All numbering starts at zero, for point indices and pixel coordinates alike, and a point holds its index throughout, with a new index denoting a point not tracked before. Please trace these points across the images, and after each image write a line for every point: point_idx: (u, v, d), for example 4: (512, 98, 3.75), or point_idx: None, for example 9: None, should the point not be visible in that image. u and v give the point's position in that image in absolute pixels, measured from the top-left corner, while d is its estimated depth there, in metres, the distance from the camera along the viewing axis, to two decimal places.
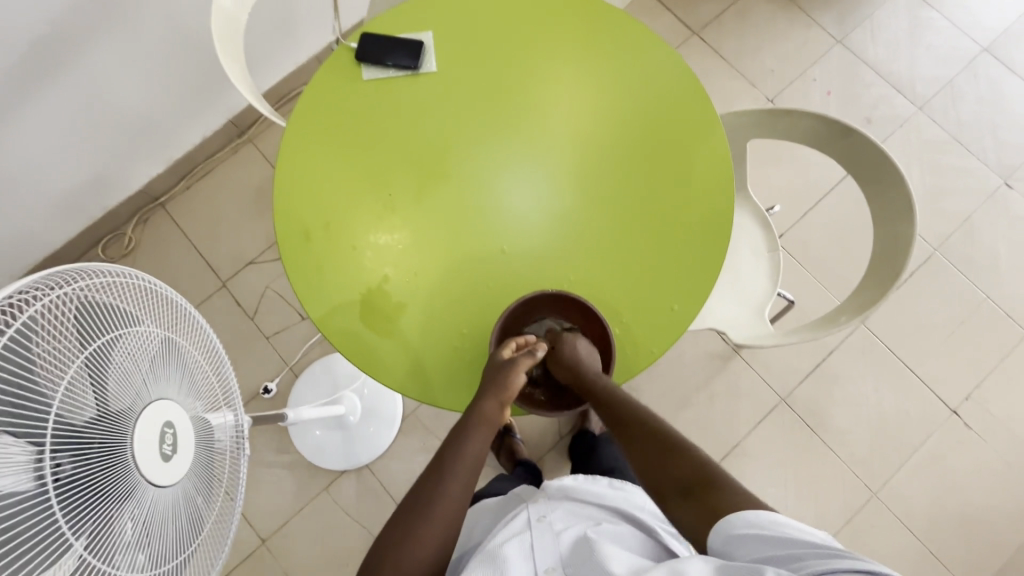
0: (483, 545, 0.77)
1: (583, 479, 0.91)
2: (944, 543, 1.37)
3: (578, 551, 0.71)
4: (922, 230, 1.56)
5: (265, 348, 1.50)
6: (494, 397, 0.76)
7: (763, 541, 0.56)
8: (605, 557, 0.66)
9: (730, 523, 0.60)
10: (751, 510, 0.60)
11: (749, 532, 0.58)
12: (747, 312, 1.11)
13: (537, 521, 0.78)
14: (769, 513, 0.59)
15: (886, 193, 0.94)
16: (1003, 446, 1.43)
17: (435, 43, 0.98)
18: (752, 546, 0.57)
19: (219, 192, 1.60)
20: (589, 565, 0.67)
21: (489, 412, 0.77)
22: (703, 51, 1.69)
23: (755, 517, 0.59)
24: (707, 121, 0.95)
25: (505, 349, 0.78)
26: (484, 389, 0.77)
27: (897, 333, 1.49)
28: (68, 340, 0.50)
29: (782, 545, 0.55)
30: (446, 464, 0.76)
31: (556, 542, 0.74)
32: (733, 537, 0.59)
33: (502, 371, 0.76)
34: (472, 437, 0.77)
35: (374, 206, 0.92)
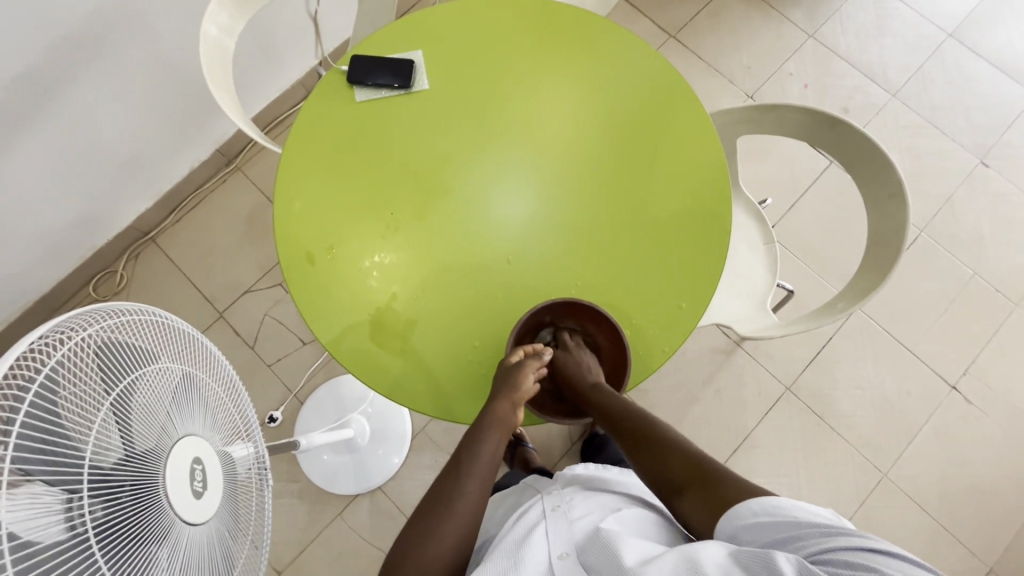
0: (498, 538, 0.75)
1: (593, 467, 0.92)
2: (956, 518, 1.39)
3: (593, 536, 0.69)
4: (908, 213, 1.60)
5: (268, 377, 1.49)
6: (505, 399, 0.76)
7: (775, 528, 0.56)
8: (620, 539, 0.64)
9: (739, 514, 0.60)
10: (753, 500, 0.61)
11: (756, 520, 0.58)
12: (749, 305, 1.13)
13: (550, 510, 0.77)
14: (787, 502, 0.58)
15: (876, 179, 0.96)
16: (1005, 419, 1.46)
17: (425, 61, 0.99)
18: (761, 535, 0.57)
19: (211, 223, 1.59)
20: (602, 547, 0.64)
21: (501, 414, 0.76)
22: (681, 53, 1.73)
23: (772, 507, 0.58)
24: (697, 120, 0.96)
25: (513, 353, 0.79)
26: (496, 392, 0.77)
27: (892, 315, 1.52)
28: (93, 382, 0.49)
29: (788, 530, 0.55)
30: (463, 466, 0.75)
31: (571, 530, 0.72)
32: (741, 528, 0.59)
33: (512, 373, 0.77)
34: (487, 438, 0.76)
35: (375, 226, 0.92)
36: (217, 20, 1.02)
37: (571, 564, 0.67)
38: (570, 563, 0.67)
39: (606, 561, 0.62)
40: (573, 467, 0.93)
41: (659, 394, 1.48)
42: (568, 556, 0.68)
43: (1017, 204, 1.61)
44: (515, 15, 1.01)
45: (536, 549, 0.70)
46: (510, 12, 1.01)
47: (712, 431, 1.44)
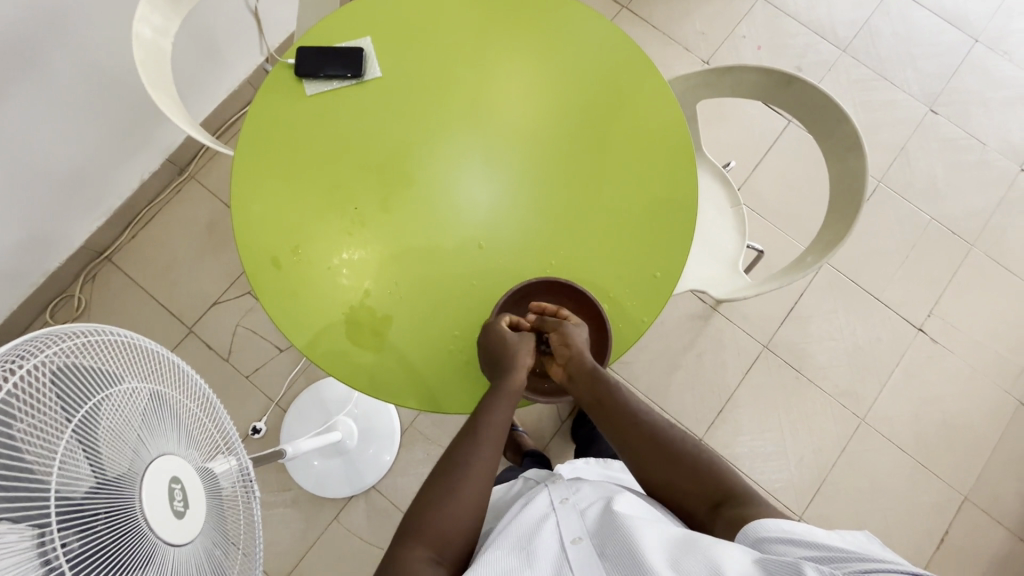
0: (506, 526, 0.73)
1: (596, 463, 1.02)
2: (931, 454, 1.46)
3: (606, 520, 0.69)
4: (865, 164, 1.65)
5: (247, 388, 1.45)
6: (518, 368, 0.77)
7: (797, 543, 0.58)
8: (635, 526, 0.65)
9: (755, 526, 0.61)
10: (781, 518, 0.61)
11: (786, 538, 0.58)
12: (723, 269, 1.14)
13: (559, 502, 0.75)
14: (802, 524, 0.60)
15: (833, 133, 0.98)
16: (969, 355, 1.52)
17: (375, 47, 0.96)
18: (790, 551, 0.57)
19: (170, 235, 1.53)
20: (618, 533, 0.64)
21: (518, 383, 0.77)
22: (634, 23, 1.72)
23: (785, 525, 0.60)
24: (656, 87, 0.96)
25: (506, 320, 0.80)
26: (507, 363, 0.77)
27: (858, 266, 1.57)
28: (52, 411, 0.47)
29: (821, 551, 0.56)
30: (475, 439, 0.74)
31: (583, 518, 0.71)
32: (767, 540, 0.59)
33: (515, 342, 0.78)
34: (501, 407, 0.75)
35: (340, 222, 0.89)
36: (150, 20, 0.97)
37: (585, 548, 0.66)
38: (583, 547, 0.66)
39: (623, 548, 0.62)
40: (574, 460, 1.04)
41: (641, 365, 1.50)
42: (581, 540, 0.67)
43: (966, 148, 1.67)
44: None
45: (549, 535, 0.69)
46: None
47: (695, 395, 1.47)
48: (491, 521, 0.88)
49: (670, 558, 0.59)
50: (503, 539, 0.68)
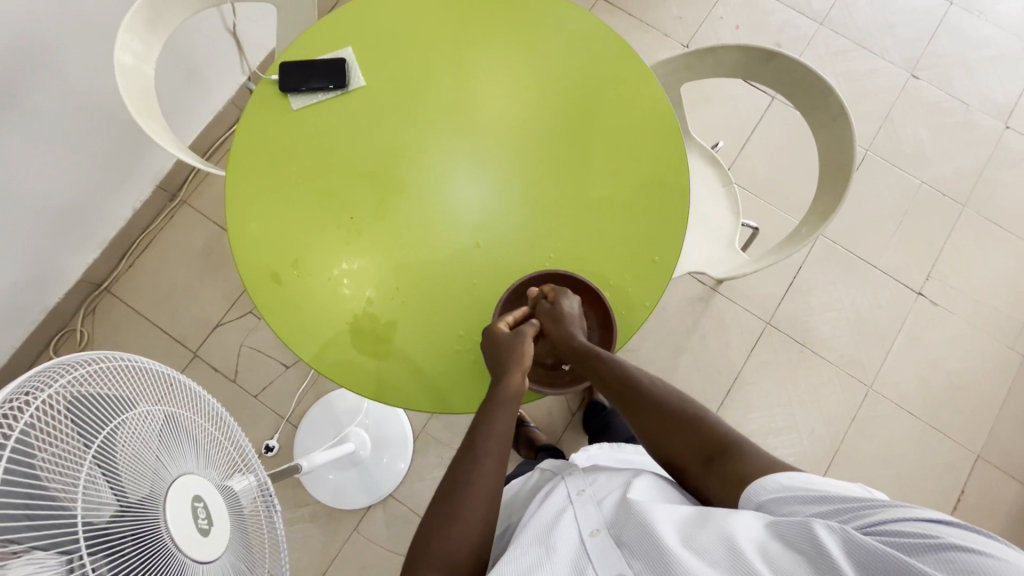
0: (525, 524, 0.73)
1: (608, 447, 1.03)
2: (941, 415, 1.47)
3: (622, 510, 0.68)
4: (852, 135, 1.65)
5: (256, 407, 1.45)
6: (516, 369, 0.75)
7: (803, 499, 0.58)
8: (650, 511, 0.64)
9: (758, 487, 0.62)
10: (781, 473, 0.62)
11: (792, 495, 0.59)
12: (719, 249, 1.15)
13: (576, 495, 0.75)
14: (801, 476, 0.60)
15: (818, 104, 0.98)
16: (970, 315, 1.53)
17: (356, 57, 0.96)
18: (798, 508, 0.58)
19: (168, 261, 1.53)
20: (634, 521, 0.64)
21: (514, 387, 0.74)
22: (612, 13, 1.73)
23: (787, 480, 0.60)
24: (639, 73, 0.97)
25: (501, 321, 0.79)
26: (505, 365, 0.75)
27: (853, 236, 1.58)
28: (70, 440, 0.47)
29: (829, 504, 0.56)
30: (480, 446, 0.71)
31: (600, 509, 0.71)
32: (773, 501, 0.60)
33: (512, 343, 0.77)
34: (501, 414, 0.73)
35: (337, 232, 0.90)
36: (131, 47, 0.97)
37: (603, 539, 0.65)
38: (601, 539, 0.65)
39: (640, 534, 0.62)
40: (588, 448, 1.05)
41: (646, 352, 1.50)
42: (598, 531, 0.67)
43: (950, 110, 1.67)
44: None
45: (566, 529, 0.68)
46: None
47: (703, 377, 1.48)
48: (511, 519, 0.88)
49: (686, 538, 0.59)
50: (524, 539, 0.68)
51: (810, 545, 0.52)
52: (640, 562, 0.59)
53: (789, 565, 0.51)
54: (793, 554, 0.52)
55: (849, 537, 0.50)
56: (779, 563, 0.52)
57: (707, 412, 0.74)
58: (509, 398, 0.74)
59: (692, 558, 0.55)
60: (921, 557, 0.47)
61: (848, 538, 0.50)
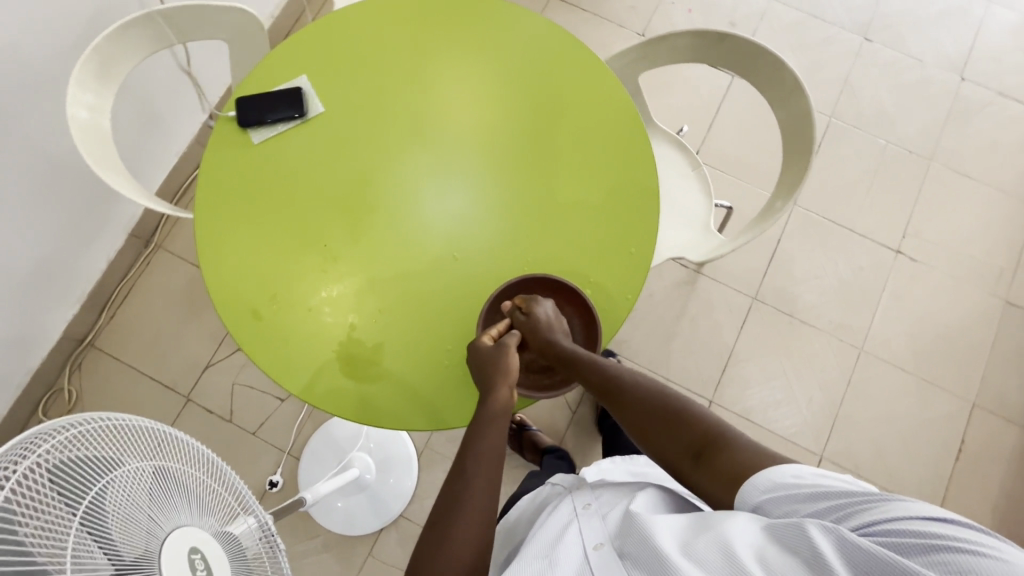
0: (531, 541, 0.74)
1: (622, 462, 1.03)
2: (933, 368, 1.49)
3: (625, 523, 0.68)
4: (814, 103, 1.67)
5: (256, 444, 1.44)
6: (503, 383, 0.73)
7: (798, 498, 0.58)
8: (651, 521, 0.64)
9: (752, 486, 0.61)
10: (772, 468, 0.61)
11: (786, 494, 0.58)
12: (695, 233, 1.15)
13: (582, 509, 0.76)
14: (794, 472, 0.60)
15: (772, 80, 0.99)
16: (950, 266, 1.56)
17: (312, 84, 0.96)
18: (793, 508, 0.57)
19: (150, 308, 1.51)
20: (635, 533, 0.64)
21: (502, 403, 0.72)
22: (565, 10, 1.74)
23: (780, 477, 0.60)
24: (596, 69, 0.98)
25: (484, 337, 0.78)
26: (490, 380, 0.74)
27: (827, 203, 1.60)
28: (57, 508, 0.47)
29: (823, 502, 0.56)
30: (468, 467, 0.67)
31: (604, 523, 0.71)
32: (769, 501, 0.59)
33: (496, 357, 0.75)
34: (489, 432, 0.70)
35: (313, 261, 0.89)
36: (84, 101, 0.96)
37: (606, 552, 0.66)
38: (604, 553, 0.66)
39: (640, 545, 0.62)
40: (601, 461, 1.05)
41: (638, 341, 1.51)
42: (602, 545, 0.67)
43: (906, 68, 1.70)
44: (389, 14, 0.99)
45: (571, 545, 0.69)
46: (394, 12, 0.99)
47: (696, 359, 1.49)
48: (522, 535, 0.88)
49: (683, 546, 0.59)
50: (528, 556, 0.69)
51: (805, 547, 0.52)
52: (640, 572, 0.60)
53: (785, 570, 0.51)
54: (789, 558, 0.52)
55: (842, 539, 0.50)
56: (775, 568, 0.52)
57: (694, 405, 0.74)
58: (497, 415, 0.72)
59: (689, 567, 0.56)
60: (915, 558, 0.47)
61: (841, 539, 0.50)
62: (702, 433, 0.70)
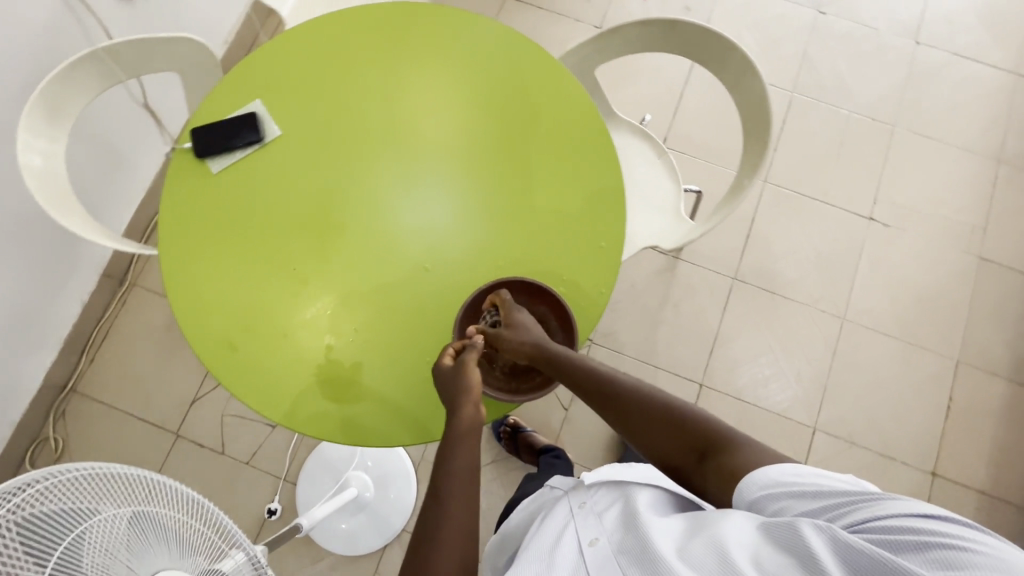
0: (527, 543, 0.72)
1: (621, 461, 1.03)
2: (915, 330, 1.51)
3: (622, 524, 0.68)
4: (776, 81, 1.69)
5: (251, 473, 1.42)
6: (466, 401, 0.70)
7: (794, 495, 0.59)
8: (651, 527, 0.64)
9: (750, 484, 0.63)
10: (770, 467, 0.63)
11: (782, 493, 0.59)
12: (667, 220, 1.15)
13: (577, 508, 0.75)
14: (792, 470, 0.61)
15: (726, 62, 1.00)
16: (922, 228, 1.58)
17: (266, 107, 0.95)
18: (789, 505, 0.58)
19: (130, 348, 1.49)
20: (635, 536, 0.64)
21: (469, 421, 0.69)
22: (521, 10, 1.74)
23: (777, 475, 0.61)
24: (551, 66, 0.98)
25: (444, 356, 0.75)
26: (454, 397, 0.71)
27: (797, 177, 1.61)
28: (31, 566, 0.47)
29: (821, 501, 0.57)
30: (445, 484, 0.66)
31: (600, 521, 0.71)
32: (765, 499, 0.61)
33: (455, 373, 0.73)
34: (462, 450, 0.68)
35: (284, 285, 0.89)
36: (36, 146, 0.94)
37: (601, 548, 0.65)
38: (599, 548, 0.65)
39: (638, 547, 0.62)
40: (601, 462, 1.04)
41: (625, 332, 1.51)
42: (597, 541, 0.67)
43: (862, 38, 1.72)
44: (340, 30, 0.98)
45: (567, 545, 0.68)
46: (349, 28, 0.98)
47: (683, 344, 1.50)
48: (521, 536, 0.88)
49: (680, 548, 0.59)
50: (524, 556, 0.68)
51: (799, 548, 0.51)
52: (636, 569, 0.59)
53: (778, 568, 0.51)
54: (782, 556, 0.52)
55: (834, 537, 0.50)
56: (767, 567, 0.52)
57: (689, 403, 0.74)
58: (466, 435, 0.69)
59: (684, 568, 0.55)
60: (911, 557, 0.47)
61: (833, 537, 0.50)
62: (700, 433, 0.71)
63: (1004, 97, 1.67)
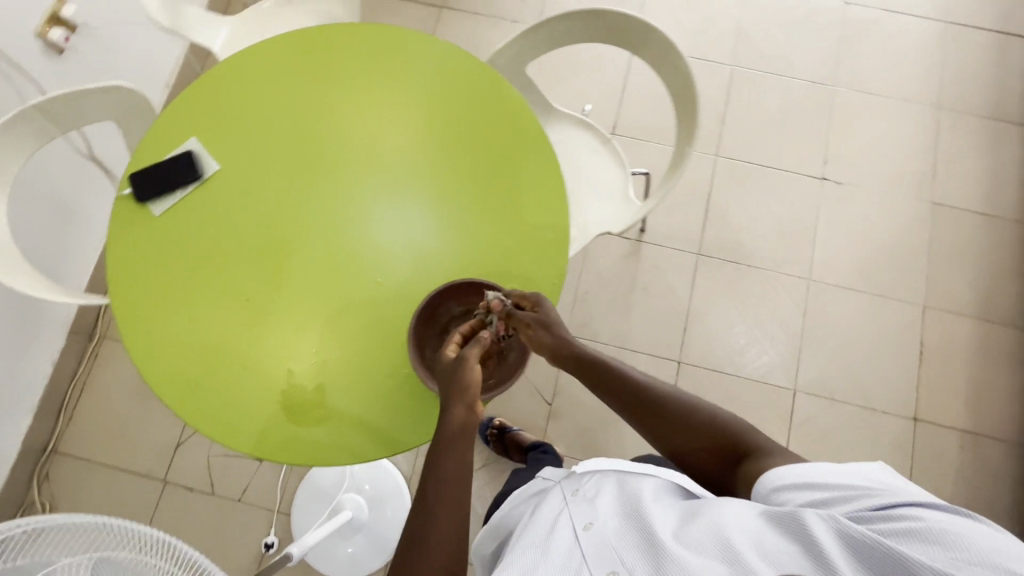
0: (521, 530, 0.73)
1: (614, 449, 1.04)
2: (880, 281, 1.53)
3: (620, 513, 0.69)
4: (715, 57, 1.72)
5: (244, 510, 1.41)
6: (459, 401, 0.71)
7: (808, 490, 0.63)
8: (651, 515, 0.66)
9: (767, 478, 0.67)
10: (785, 465, 0.67)
11: (795, 486, 0.64)
12: (618, 205, 1.17)
13: (572, 495, 0.76)
14: (807, 468, 0.65)
15: (648, 42, 1.02)
16: (874, 182, 1.61)
17: (201, 145, 0.95)
18: (796, 498, 0.63)
19: (107, 401, 1.48)
20: (636, 524, 0.65)
21: (458, 422, 0.70)
22: (459, 18, 1.76)
23: (793, 472, 0.65)
24: (478, 69, 1.00)
25: (448, 348, 0.76)
26: (450, 394, 0.72)
27: (747, 147, 1.64)
28: None
29: (831, 493, 0.60)
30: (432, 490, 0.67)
31: (595, 506, 0.72)
32: (777, 491, 0.65)
33: (456, 369, 0.73)
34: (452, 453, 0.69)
35: (239, 318, 0.89)
36: None
37: (597, 533, 0.67)
38: (595, 533, 0.67)
39: (639, 536, 0.64)
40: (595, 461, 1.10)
41: (599, 321, 1.52)
42: (592, 526, 0.68)
43: (793, 5, 1.76)
44: (267, 60, 0.99)
45: (563, 530, 0.69)
46: (279, 57, 0.99)
47: (658, 325, 1.51)
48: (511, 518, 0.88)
49: (680, 535, 0.61)
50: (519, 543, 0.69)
51: (802, 535, 0.53)
52: (638, 559, 0.61)
53: (784, 556, 0.53)
54: (787, 543, 0.54)
55: (839, 526, 0.52)
56: (773, 554, 0.53)
57: (712, 407, 0.80)
58: (457, 436, 0.70)
59: (686, 553, 0.57)
60: (909, 544, 0.50)
61: (837, 525, 0.52)
62: (716, 431, 0.77)
63: (936, 46, 1.71)
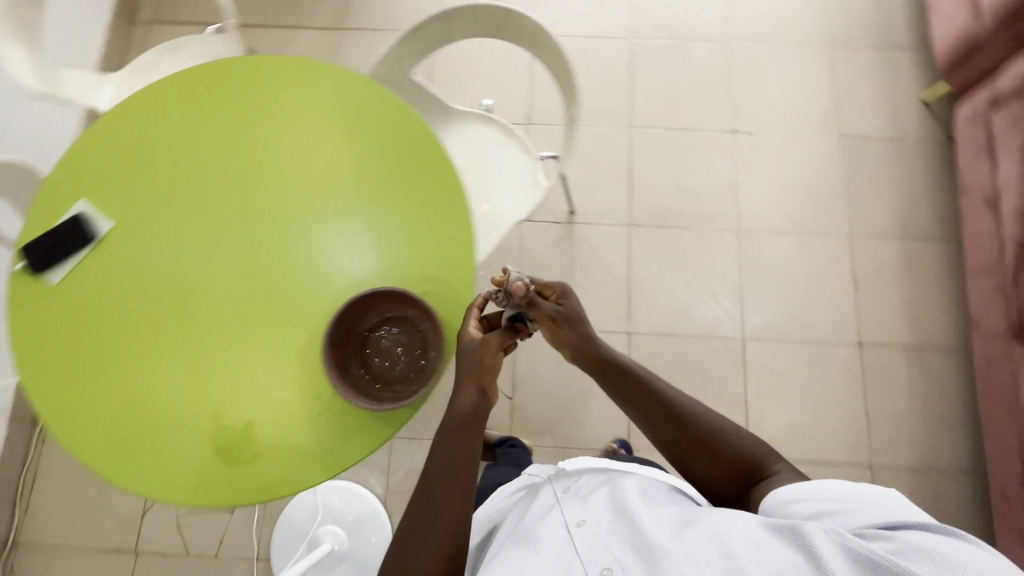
0: (515, 528, 0.81)
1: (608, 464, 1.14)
2: (805, 219, 1.58)
3: (612, 509, 0.76)
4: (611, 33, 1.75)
5: (221, 564, 1.39)
6: (472, 384, 0.80)
7: (811, 506, 0.69)
8: (641, 513, 0.72)
9: (777, 493, 0.72)
10: (795, 483, 0.73)
11: (802, 501, 0.70)
12: (530, 190, 1.18)
13: (563, 495, 0.84)
14: (815, 486, 0.71)
15: (519, 26, 1.04)
16: (784, 126, 1.66)
17: (88, 206, 0.94)
18: (799, 513, 0.69)
19: (63, 482, 1.44)
20: (628, 521, 0.72)
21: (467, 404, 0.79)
22: (355, 40, 1.76)
23: (802, 489, 0.71)
24: (355, 80, 1.00)
25: (471, 331, 0.82)
26: (462, 376, 0.80)
27: (657, 114, 1.68)
28: None
29: (833, 512, 0.67)
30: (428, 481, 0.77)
31: (585, 505, 0.79)
32: (783, 504, 0.71)
33: (475, 356, 0.80)
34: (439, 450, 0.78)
35: (149, 373, 0.87)
36: None
37: (589, 529, 0.73)
38: (586, 529, 0.73)
39: (633, 532, 0.70)
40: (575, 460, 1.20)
41: None
42: (585, 522, 0.74)
43: None
44: (142, 109, 0.99)
45: (553, 525, 0.76)
46: (154, 105, 0.99)
47: (603, 301, 1.53)
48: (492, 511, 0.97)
49: (675, 536, 0.67)
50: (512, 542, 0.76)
51: (807, 550, 0.59)
52: (632, 552, 0.67)
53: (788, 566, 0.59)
54: (794, 555, 0.60)
55: (848, 546, 0.58)
56: (773, 562, 0.59)
57: (746, 435, 0.81)
58: (467, 417, 0.79)
59: (682, 554, 0.63)
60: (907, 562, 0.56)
61: (847, 547, 0.58)
62: (745, 457, 0.80)
63: None
